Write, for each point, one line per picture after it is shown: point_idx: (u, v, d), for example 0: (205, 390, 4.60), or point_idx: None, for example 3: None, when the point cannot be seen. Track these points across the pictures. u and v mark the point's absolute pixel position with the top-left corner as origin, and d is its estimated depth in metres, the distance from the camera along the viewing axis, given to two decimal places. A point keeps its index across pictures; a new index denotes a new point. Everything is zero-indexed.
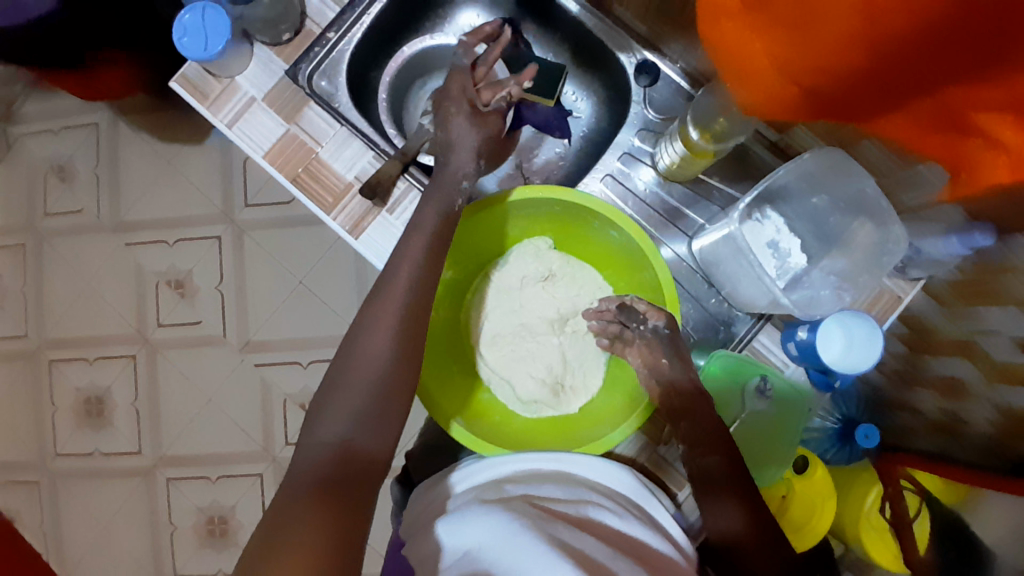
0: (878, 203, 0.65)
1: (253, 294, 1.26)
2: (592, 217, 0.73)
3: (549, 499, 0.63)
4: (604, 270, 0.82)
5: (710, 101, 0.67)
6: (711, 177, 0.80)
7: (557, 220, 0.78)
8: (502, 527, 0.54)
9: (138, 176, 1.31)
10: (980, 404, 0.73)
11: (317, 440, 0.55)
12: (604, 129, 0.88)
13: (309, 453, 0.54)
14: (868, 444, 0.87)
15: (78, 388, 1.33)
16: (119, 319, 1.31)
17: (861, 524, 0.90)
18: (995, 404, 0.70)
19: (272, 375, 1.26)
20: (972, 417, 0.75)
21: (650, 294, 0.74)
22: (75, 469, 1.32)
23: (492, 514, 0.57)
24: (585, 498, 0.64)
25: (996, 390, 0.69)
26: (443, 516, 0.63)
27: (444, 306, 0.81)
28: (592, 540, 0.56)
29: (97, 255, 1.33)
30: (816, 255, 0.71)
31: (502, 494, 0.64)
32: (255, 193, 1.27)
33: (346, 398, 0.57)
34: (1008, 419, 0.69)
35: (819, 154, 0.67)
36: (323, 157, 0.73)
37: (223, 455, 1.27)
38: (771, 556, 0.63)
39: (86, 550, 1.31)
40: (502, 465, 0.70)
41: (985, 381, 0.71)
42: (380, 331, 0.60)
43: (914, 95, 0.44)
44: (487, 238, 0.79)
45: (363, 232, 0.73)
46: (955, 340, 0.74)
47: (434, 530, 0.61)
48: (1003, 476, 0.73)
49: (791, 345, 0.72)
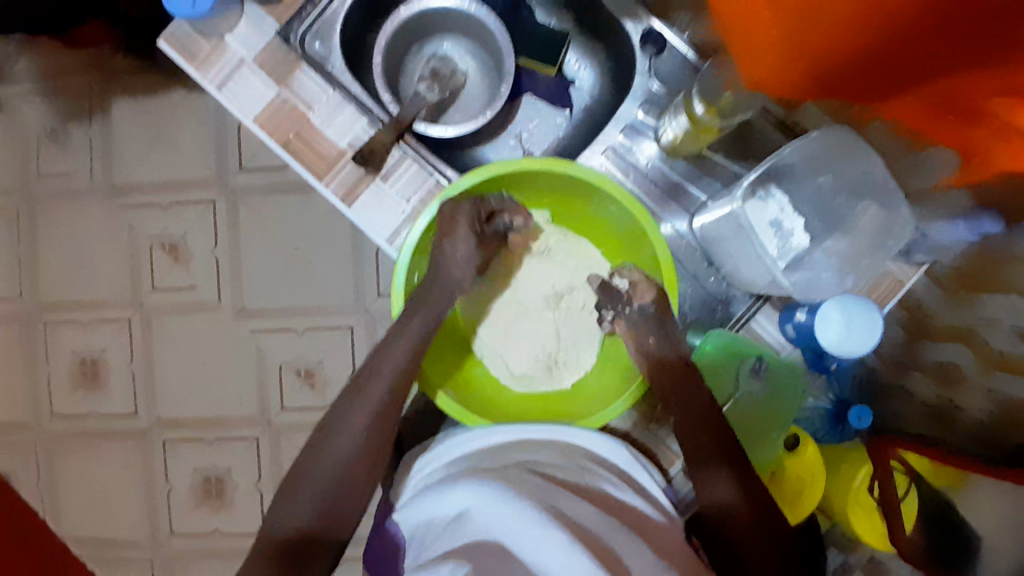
0: (885, 185, 0.64)
1: (248, 260, 1.25)
2: (592, 192, 0.72)
3: (545, 465, 0.62)
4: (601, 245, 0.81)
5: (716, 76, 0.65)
6: (716, 152, 0.77)
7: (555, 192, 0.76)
8: (496, 493, 0.55)
9: (130, 136, 1.29)
10: (975, 392, 0.72)
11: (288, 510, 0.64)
12: (606, 100, 0.85)
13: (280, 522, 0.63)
14: (862, 425, 0.86)
15: (73, 350, 1.32)
16: (113, 281, 1.30)
17: (850, 501, 0.90)
18: (989, 393, 0.70)
19: (266, 342, 1.25)
20: (966, 403, 0.75)
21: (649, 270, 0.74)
22: (70, 429, 1.33)
23: (486, 484, 0.56)
24: (580, 466, 0.64)
25: (991, 378, 0.69)
26: (432, 488, 0.62)
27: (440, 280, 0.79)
28: (586, 508, 0.55)
29: (90, 217, 1.31)
30: (818, 236, 0.69)
31: (497, 461, 0.63)
32: (248, 157, 1.25)
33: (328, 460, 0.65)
34: (999, 408, 0.69)
35: (826, 132, 0.65)
36: (315, 123, 0.71)
37: (219, 418, 1.27)
38: (763, 532, 0.62)
39: (83, 508, 1.32)
40: (491, 436, 0.69)
41: (980, 368, 0.70)
42: (357, 412, 0.67)
43: (926, 78, 0.44)
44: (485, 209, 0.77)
45: (357, 201, 0.71)
46: (950, 327, 0.74)
47: (424, 507, 0.60)
48: (995, 464, 0.71)
49: (789, 327, 0.72)
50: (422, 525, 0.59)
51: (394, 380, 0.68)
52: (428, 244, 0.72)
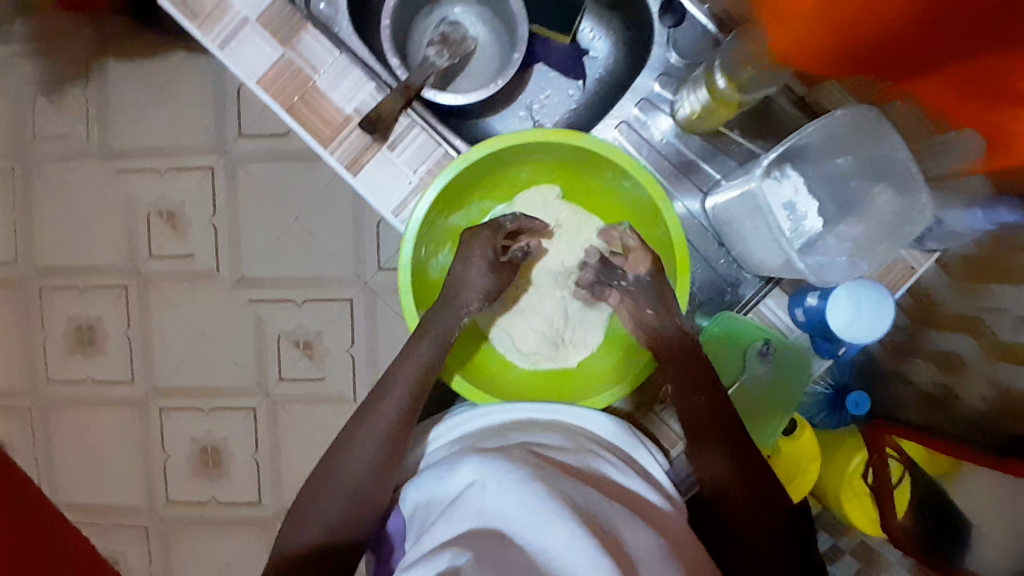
0: (905, 167, 0.62)
1: (247, 229, 1.23)
2: (605, 167, 0.70)
3: (551, 447, 0.61)
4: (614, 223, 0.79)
5: (738, 48, 0.65)
6: (732, 130, 0.76)
7: (567, 165, 0.75)
8: (494, 470, 0.55)
9: (128, 99, 1.26)
10: (977, 380, 0.73)
11: (301, 531, 0.62)
12: (622, 74, 0.82)
13: (293, 542, 0.61)
14: (859, 413, 0.86)
15: (69, 316, 1.30)
16: (110, 247, 1.28)
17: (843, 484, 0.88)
18: (992, 382, 0.70)
19: (265, 313, 1.24)
20: (967, 392, 0.75)
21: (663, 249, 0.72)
22: (67, 395, 1.32)
23: (494, 468, 0.55)
24: (585, 448, 0.63)
25: (995, 368, 0.69)
26: (438, 468, 0.62)
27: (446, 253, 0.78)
28: (592, 493, 0.54)
29: (87, 181, 1.28)
30: (831, 220, 0.67)
31: (502, 441, 0.62)
32: (249, 123, 1.22)
33: (342, 477, 0.64)
34: (1000, 397, 0.70)
35: (851, 111, 0.62)
36: (321, 87, 0.69)
37: (216, 388, 1.26)
38: (759, 506, 0.62)
39: (80, 474, 1.32)
40: (492, 415, 0.68)
41: (985, 357, 0.71)
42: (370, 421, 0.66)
43: (964, 52, 0.50)
44: (495, 181, 0.76)
45: (363, 169, 0.69)
46: (957, 314, 0.74)
47: (428, 484, 0.61)
48: (996, 456, 0.70)
49: (798, 311, 0.70)
50: (424, 502, 0.60)
51: (410, 382, 0.67)
52: (435, 217, 0.71)
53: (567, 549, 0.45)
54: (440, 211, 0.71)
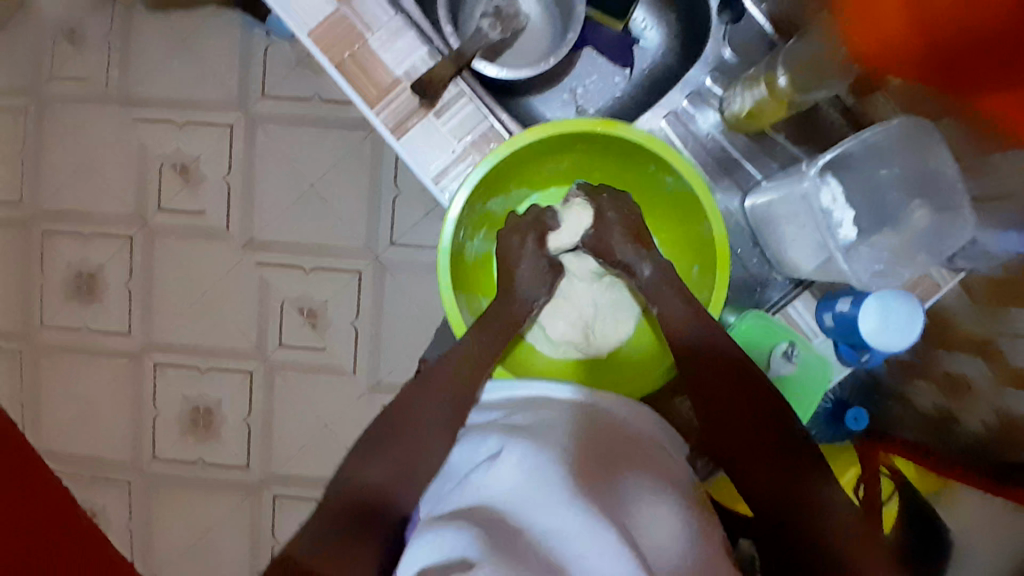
0: (951, 185, 0.62)
1: (261, 189, 1.22)
2: (650, 159, 0.71)
3: (575, 432, 0.59)
4: (651, 218, 0.80)
5: (802, 49, 0.66)
6: (779, 132, 0.75)
7: (610, 157, 0.76)
8: (509, 445, 0.56)
9: (152, 47, 1.24)
10: (981, 405, 0.72)
11: (356, 484, 0.61)
12: (673, 67, 0.84)
13: (347, 499, 0.60)
14: (856, 427, 0.86)
15: (69, 263, 1.28)
16: (119, 196, 1.26)
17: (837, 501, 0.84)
18: (995, 409, 0.70)
19: (271, 277, 1.23)
20: (968, 417, 0.75)
21: (702, 249, 0.73)
22: (61, 342, 1.30)
23: (516, 457, 0.53)
24: (614, 435, 0.61)
25: (1004, 395, 0.68)
26: (473, 442, 0.62)
27: (480, 235, 0.79)
28: (615, 490, 0.52)
29: (102, 127, 1.26)
30: (865, 231, 0.66)
31: (530, 422, 0.60)
32: (272, 83, 1.21)
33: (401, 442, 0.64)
34: (1005, 424, 0.69)
35: (910, 119, 0.62)
36: (372, 46, 0.68)
37: (215, 348, 1.25)
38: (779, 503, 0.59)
39: (68, 424, 1.30)
40: (509, 389, 0.70)
41: (995, 384, 0.69)
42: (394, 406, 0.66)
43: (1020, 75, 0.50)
44: (538, 165, 0.77)
45: (407, 135, 0.68)
46: (974, 338, 0.71)
47: (453, 461, 0.63)
48: (996, 481, 0.72)
49: (826, 316, 0.70)
50: (445, 477, 0.61)
51: (453, 357, 0.69)
52: (479, 192, 0.70)
53: (573, 527, 0.45)
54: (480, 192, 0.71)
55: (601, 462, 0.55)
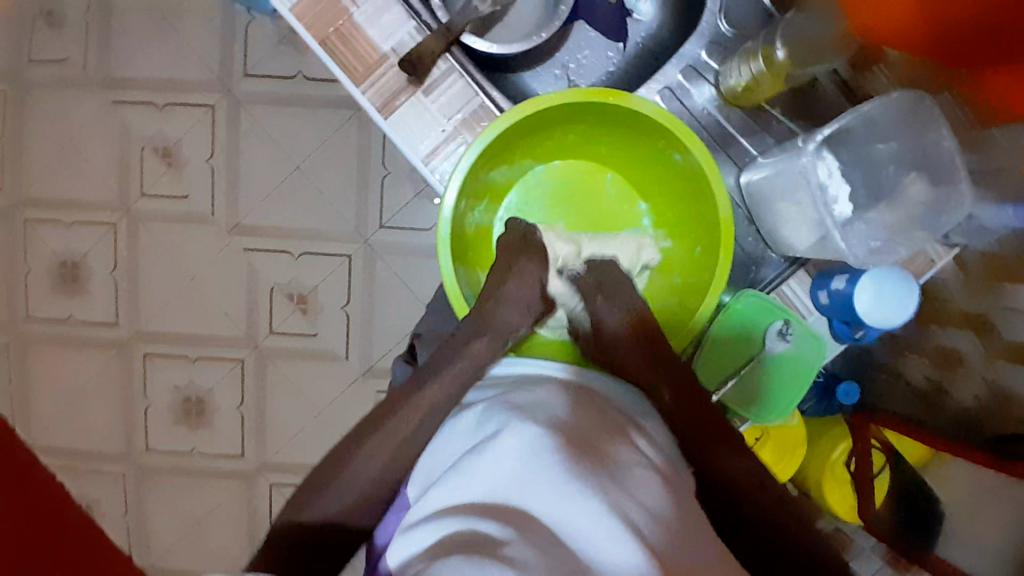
0: (950, 159, 0.61)
1: (246, 173, 1.19)
2: (658, 134, 0.71)
3: (577, 418, 0.57)
4: (656, 195, 0.81)
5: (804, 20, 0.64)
6: (774, 107, 0.74)
7: (616, 130, 0.75)
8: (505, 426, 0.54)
9: (130, 28, 1.20)
10: (972, 379, 0.72)
11: (309, 511, 0.60)
12: (667, 42, 0.82)
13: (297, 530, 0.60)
14: (845, 401, 0.86)
15: (53, 252, 1.26)
16: (101, 183, 1.23)
17: (824, 472, 0.90)
18: (988, 382, 0.70)
19: (259, 262, 1.21)
20: (958, 390, 0.75)
21: (706, 228, 0.73)
22: (47, 333, 1.27)
23: (519, 446, 0.51)
24: (612, 418, 0.60)
25: (993, 368, 0.69)
26: (471, 419, 0.60)
27: (482, 206, 0.78)
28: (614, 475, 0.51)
29: (81, 111, 1.23)
30: (861, 206, 0.65)
31: (533, 404, 0.58)
32: (254, 63, 1.18)
33: (363, 459, 0.62)
34: (994, 396, 0.70)
35: (908, 95, 0.61)
36: (358, 21, 0.66)
37: (204, 336, 1.24)
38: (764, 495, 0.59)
39: (56, 415, 1.29)
40: (502, 368, 0.69)
41: (987, 358, 0.69)
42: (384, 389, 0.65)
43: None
44: (543, 137, 0.77)
45: (395, 113, 0.67)
46: (967, 313, 0.71)
47: (437, 438, 0.61)
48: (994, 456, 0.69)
49: (821, 294, 0.69)
50: (429, 455, 0.59)
51: None
52: (476, 170, 0.68)
53: (584, 521, 0.45)
54: (484, 163, 0.70)
55: (596, 438, 0.54)
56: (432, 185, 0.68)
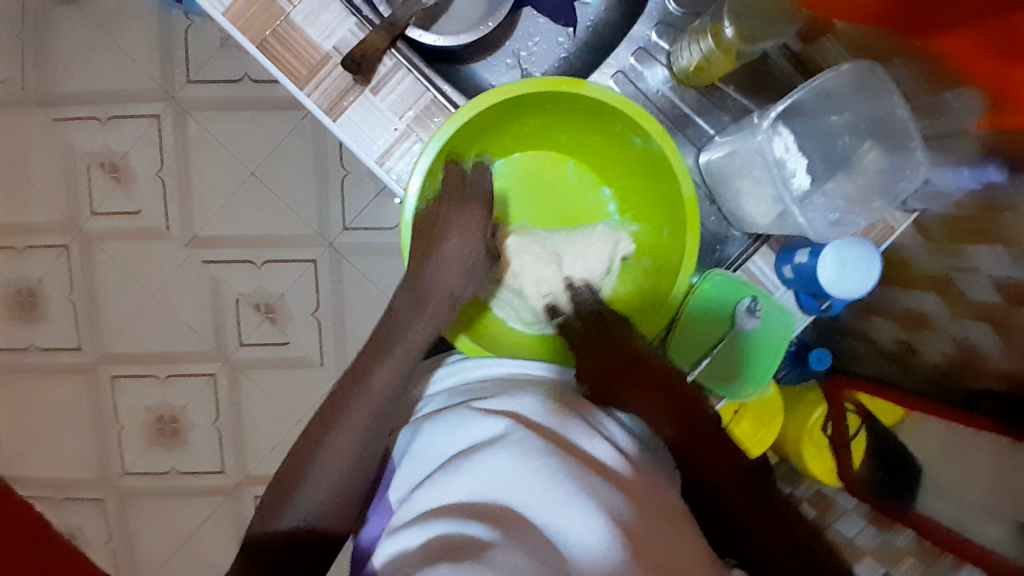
0: (903, 127, 0.61)
1: (201, 183, 1.16)
2: (618, 119, 0.70)
3: (562, 418, 0.56)
4: (620, 180, 0.80)
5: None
6: (728, 85, 0.74)
7: (573, 117, 0.74)
8: (484, 429, 0.54)
9: (63, 41, 1.15)
10: (939, 337, 0.74)
11: (285, 517, 0.61)
12: (617, 23, 0.80)
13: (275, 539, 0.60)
14: (818, 367, 0.87)
15: (5, 279, 1.21)
16: (48, 203, 1.19)
17: (804, 438, 0.90)
18: (954, 339, 0.71)
19: (222, 274, 1.18)
20: (925, 348, 0.76)
21: (672, 211, 0.72)
22: (7, 362, 1.23)
23: (507, 451, 0.50)
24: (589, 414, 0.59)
25: (960, 325, 0.70)
26: (452, 420, 0.58)
27: None
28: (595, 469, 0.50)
29: (20, 131, 1.18)
30: (820, 178, 0.64)
31: (517, 407, 0.58)
32: (198, 68, 1.14)
33: (330, 459, 0.62)
34: (961, 351, 0.71)
35: (857, 66, 0.62)
36: (296, 21, 0.64)
37: (172, 353, 1.20)
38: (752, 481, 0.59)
39: (25, 447, 1.25)
40: (475, 370, 0.69)
41: (952, 317, 0.71)
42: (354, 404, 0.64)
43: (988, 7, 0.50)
44: (500, 130, 0.75)
45: (344, 114, 0.65)
46: (930, 276, 0.72)
47: (412, 445, 0.60)
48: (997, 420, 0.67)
49: (786, 268, 0.69)
50: (408, 464, 0.58)
51: None
52: (436, 170, 0.67)
53: (582, 524, 0.44)
54: (444, 162, 0.68)
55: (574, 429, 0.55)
56: (390, 186, 0.67)
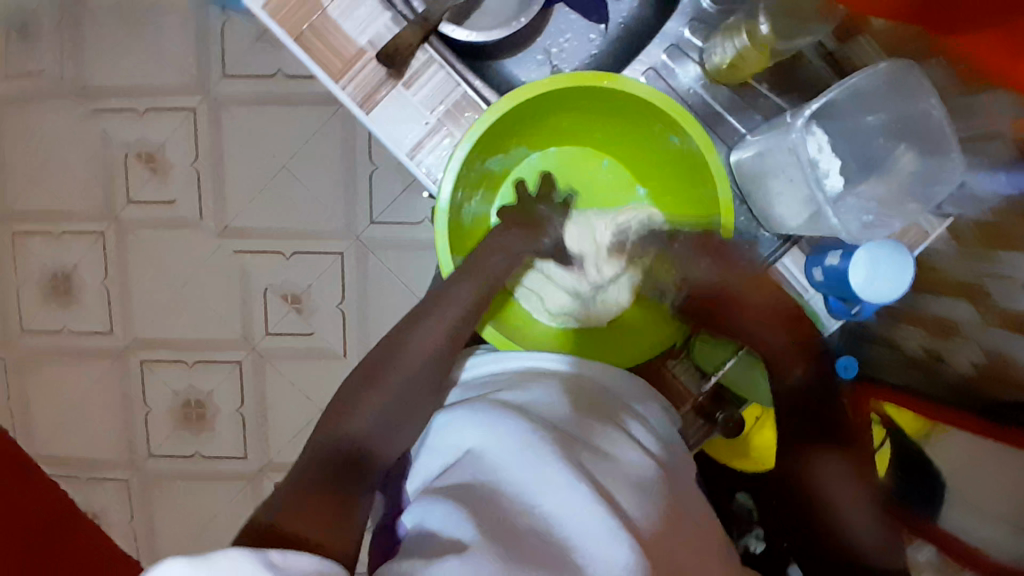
0: (940, 129, 0.60)
1: (233, 175, 1.18)
2: (653, 117, 0.70)
3: (583, 422, 0.56)
4: (652, 180, 0.81)
5: None
6: (760, 83, 0.73)
7: (608, 115, 0.75)
8: (499, 422, 0.54)
9: (104, 33, 1.18)
10: (968, 346, 0.72)
11: (348, 420, 0.61)
12: (648, 20, 0.80)
13: (335, 442, 0.59)
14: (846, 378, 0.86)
15: (43, 263, 1.25)
16: (85, 191, 1.22)
17: None
18: (983, 349, 0.70)
19: (251, 264, 1.20)
20: (956, 359, 0.74)
21: (707, 211, 0.72)
22: (42, 345, 1.27)
23: (528, 453, 0.50)
24: (611, 418, 0.59)
25: (989, 335, 0.69)
26: (471, 411, 0.58)
27: (477, 197, 0.77)
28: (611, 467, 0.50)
29: (61, 120, 1.21)
30: (855, 179, 0.64)
31: (538, 405, 0.57)
32: (233, 62, 1.16)
33: (369, 403, 0.62)
34: (992, 365, 0.69)
35: (896, 65, 0.60)
36: (332, 15, 0.65)
37: (200, 340, 1.23)
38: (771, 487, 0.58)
39: (57, 427, 1.28)
40: (492, 363, 0.69)
41: (981, 325, 0.69)
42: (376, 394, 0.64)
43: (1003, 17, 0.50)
44: (536, 125, 0.76)
45: (376, 108, 0.66)
46: (958, 282, 0.72)
47: (432, 432, 0.60)
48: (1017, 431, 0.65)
49: (816, 271, 0.68)
50: (428, 454, 0.59)
51: (442, 338, 0.67)
52: (468, 165, 0.67)
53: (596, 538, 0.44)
54: (480, 153, 0.69)
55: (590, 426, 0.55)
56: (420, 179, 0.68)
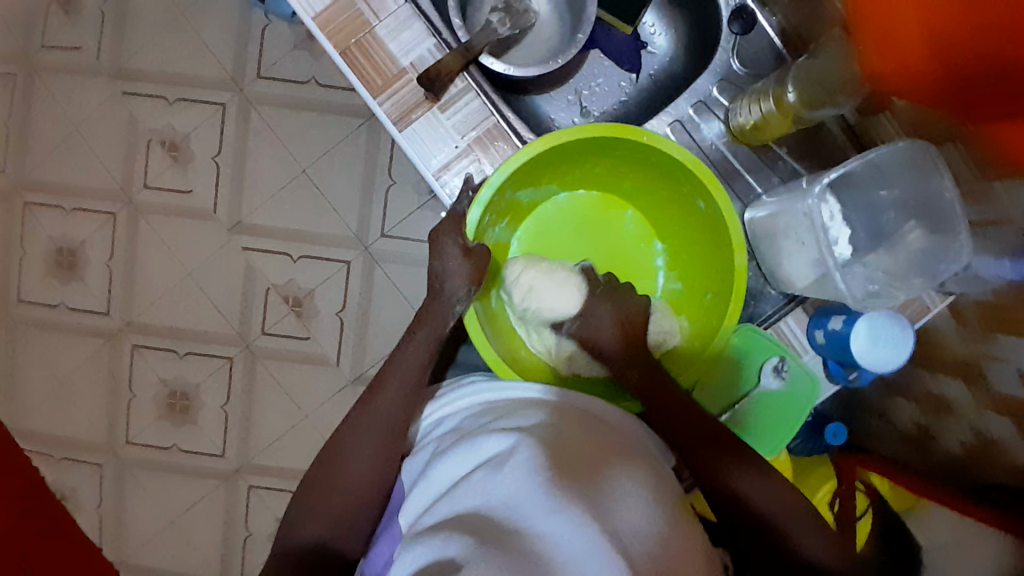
0: (949, 211, 0.61)
1: (252, 173, 1.20)
2: (680, 173, 0.71)
3: (600, 475, 0.53)
4: (670, 237, 0.82)
5: (824, 64, 0.66)
6: (781, 147, 0.75)
7: (639, 166, 0.76)
8: (488, 451, 0.55)
9: (147, 22, 1.21)
10: (959, 425, 0.72)
11: (305, 532, 0.65)
12: (679, 74, 0.84)
13: (302, 535, 0.65)
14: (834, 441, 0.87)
15: (49, 237, 1.25)
16: (104, 171, 1.23)
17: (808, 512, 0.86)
18: (973, 428, 0.70)
19: (258, 261, 1.21)
20: (944, 433, 0.75)
21: (721, 276, 0.73)
22: (36, 318, 1.26)
23: (553, 503, 0.47)
24: (619, 460, 0.57)
25: (980, 415, 0.68)
26: (488, 444, 0.55)
27: (502, 225, 0.78)
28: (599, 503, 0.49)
29: (89, 98, 1.23)
30: (861, 250, 0.65)
31: (559, 448, 0.54)
32: (268, 65, 1.19)
33: (333, 489, 0.66)
34: (979, 442, 0.69)
35: (911, 147, 0.62)
36: (379, 34, 0.67)
37: (196, 331, 1.23)
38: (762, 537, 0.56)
39: (39, 401, 1.27)
40: (487, 393, 0.66)
41: (974, 406, 0.69)
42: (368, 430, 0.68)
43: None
44: (567, 167, 0.77)
45: (410, 126, 0.67)
46: (958, 359, 0.71)
47: (433, 465, 0.58)
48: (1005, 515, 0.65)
49: (819, 333, 0.70)
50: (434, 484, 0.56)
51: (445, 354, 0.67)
52: (495, 195, 0.68)
53: None
54: (511, 183, 0.70)
55: (597, 463, 0.54)
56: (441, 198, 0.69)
